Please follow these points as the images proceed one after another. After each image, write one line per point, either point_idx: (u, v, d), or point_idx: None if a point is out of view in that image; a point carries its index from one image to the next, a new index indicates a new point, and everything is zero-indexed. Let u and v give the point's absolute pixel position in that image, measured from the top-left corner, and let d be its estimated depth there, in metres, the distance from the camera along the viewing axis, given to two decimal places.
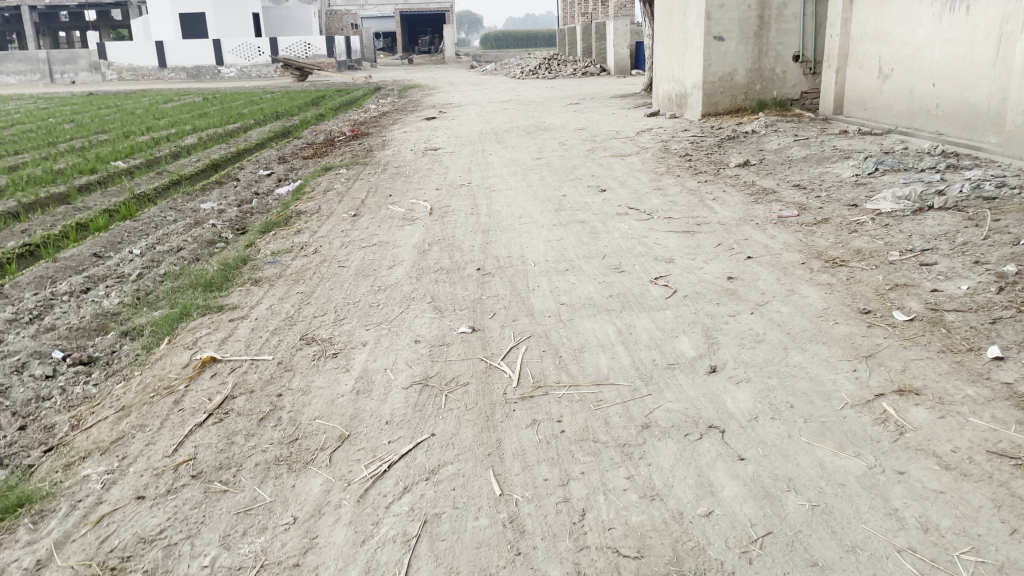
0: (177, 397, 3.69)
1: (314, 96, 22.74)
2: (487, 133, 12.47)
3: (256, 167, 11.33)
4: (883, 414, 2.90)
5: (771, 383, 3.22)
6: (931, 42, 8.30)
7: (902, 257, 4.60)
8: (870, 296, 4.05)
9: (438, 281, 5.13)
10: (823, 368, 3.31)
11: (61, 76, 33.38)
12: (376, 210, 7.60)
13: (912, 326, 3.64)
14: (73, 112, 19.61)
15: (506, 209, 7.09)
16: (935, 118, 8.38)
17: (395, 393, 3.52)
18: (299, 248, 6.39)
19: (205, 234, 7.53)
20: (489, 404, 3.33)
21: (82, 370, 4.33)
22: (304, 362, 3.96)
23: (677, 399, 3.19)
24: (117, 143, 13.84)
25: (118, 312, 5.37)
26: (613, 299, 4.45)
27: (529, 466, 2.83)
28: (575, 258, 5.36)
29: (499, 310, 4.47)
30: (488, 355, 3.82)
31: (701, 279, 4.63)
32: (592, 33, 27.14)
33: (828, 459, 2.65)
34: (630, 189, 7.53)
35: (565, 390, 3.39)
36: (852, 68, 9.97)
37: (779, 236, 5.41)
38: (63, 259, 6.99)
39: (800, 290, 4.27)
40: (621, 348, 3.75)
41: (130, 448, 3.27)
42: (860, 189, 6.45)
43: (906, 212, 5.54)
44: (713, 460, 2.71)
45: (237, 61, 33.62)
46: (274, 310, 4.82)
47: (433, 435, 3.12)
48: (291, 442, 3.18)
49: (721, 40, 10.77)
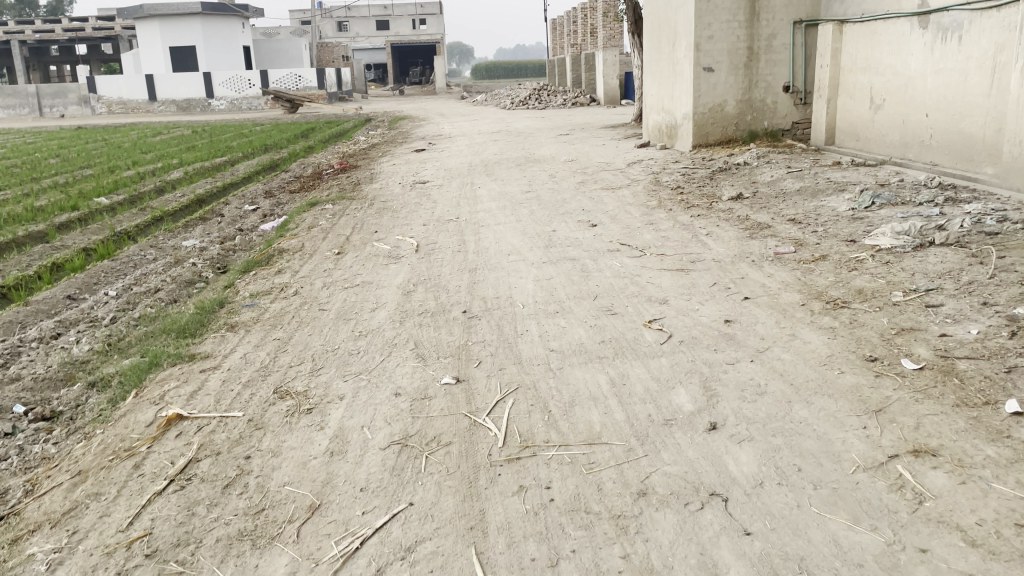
0: (137, 460, 3.43)
1: (304, 128, 22.64)
2: (477, 165, 12.32)
3: (241, 202, 11.12)
4: (898, 479, 2.68)
5: (776, 442, 2.99)
6: (923, 71, 8.20)
7: (906, 298, 4.40)
8: (876, 342, 3.84)
9: (423, 325, 4.90)
10: (830, 425, 3.08)
11: (51, 110, 33.56)
12: (361, 247, 7.40)
13: (923, 375, 3.43)
14: (60, 146, 19.42)
15: (494, 246, 6.89)
16: (929, 148, 8.24)
17: (372, 454, 3.28)
18: (280, 289, 6.16)
19: (184, 273, 7.30)
20: (472, 468, 3.09)
21: (43, 426, 4.07)
22: (276, 419, 3.71)
23: (675, 461, 2.96)
24: (101, 178, 13.61)
25: (87, 360, 5.11)
26: (604, 345, 4.22)
27: (514, 543, 2.59)
28: (566, 298, 5.15)
29: (485, 358, 4.24)
30: (472, 411, 3.58)
31: (697, 323, 4.41)
32: (581, 63, 27.22)
33: (842, 534, 2.42)
34: (621, 223, 7.35)
35: (554, 450, 3.15)
36: (843, 98, 9.87)
37: (776, 274, 5.22)
38: (35, 302, 6.74)
39: (801, 334, 4.06)
40: (614, 401, 3.51)
41: (82, 521, 3.02)
42: (857, 223, 6.28)
43: (906, 248, 5.35)
44: (716, 536, 2.48)
45: (228, 94, 33.48)
46: (249, 359, 4.57)
47: (410, 504, 2.88)
48: (256, 513, 2.94)
49: (711, 71, 10.68)
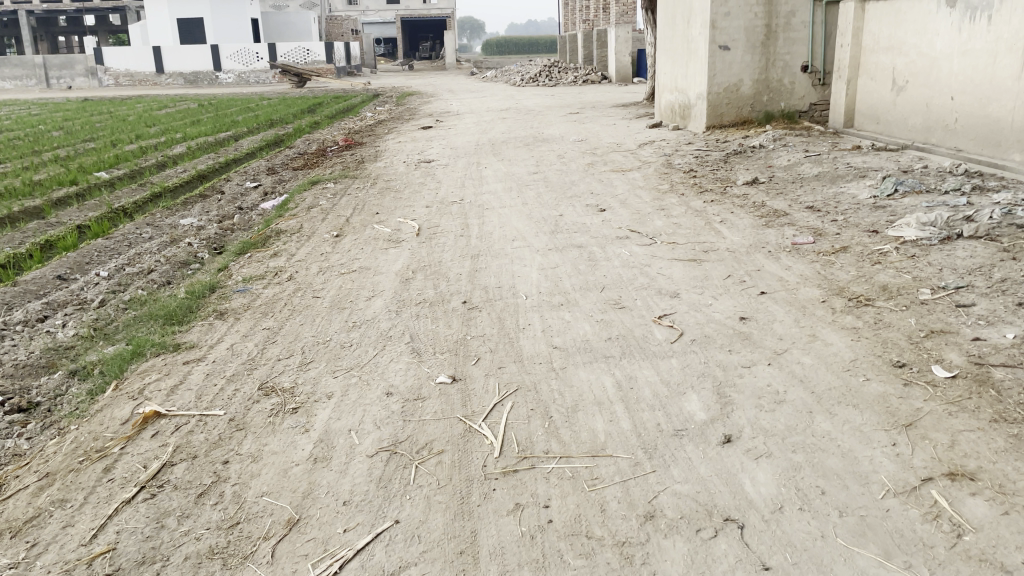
0: (109, 463, 3.21)
1: (312, 103, 22.27)
2: (484, 144, 12.01)
3: (242, 179, 10.86)
4: (934, 506, 2.43)
5: (797, 459, 2.74)
6: (950, 52, 7.82)
7: (935, 296, 4.12)
8: (903, 346, 3.56)
9: (420, 317, 4.64)
10: (856, 440, 2.82)
11: (58, 81, 33.23)
12: (360, 230, 7.15)
13: (956, 385, 3.16)
14: (65, 118, 19.17)
15: (499, 230, 6.62)
16: (954, 133, 7.90)
17: (357, 462, 3.04)
18: (274, 273, 5.92)
19: (179, 254, 7.06)
20: (464, 482, 2.85)
21: (18, 419, 3.82)
22: (258, 419, 3.47)
23: (686, 479, 2.71)
24: (104, 152, 13.34)
25: (71, 345, 4.87)
26: (612, 344, 3.96)
27: (507, 572, 2.36)
28: (571, 290, 4.88)
29: (484, 355, 3.98)
30: (468, 415, 3.33)
31: (710, 320, 4.15)
32: (593, 39, 26.68)
33: (873, 572, 2.18)
34: (631, 208, 7.07)
35: (554, 463, 2.90)
36: (864, 79, 9.49)
37: (794, 266, 4.94)
38: (25, 283, 6.51)
39: (822, 335, 3.78)
40: (620, 408, 3.26)
41: (44, 531, 2.80)
42: (880, 212, 5.98)
43: (933, 241, 5.06)
44: (730, 569, 2.25)
45: (235, 67, 33.15)
46: (235, 351, 4.33)
47: (395, 522, 2.65)
48: (229, 528, 2.71)
49: (727, 49, 10.30)
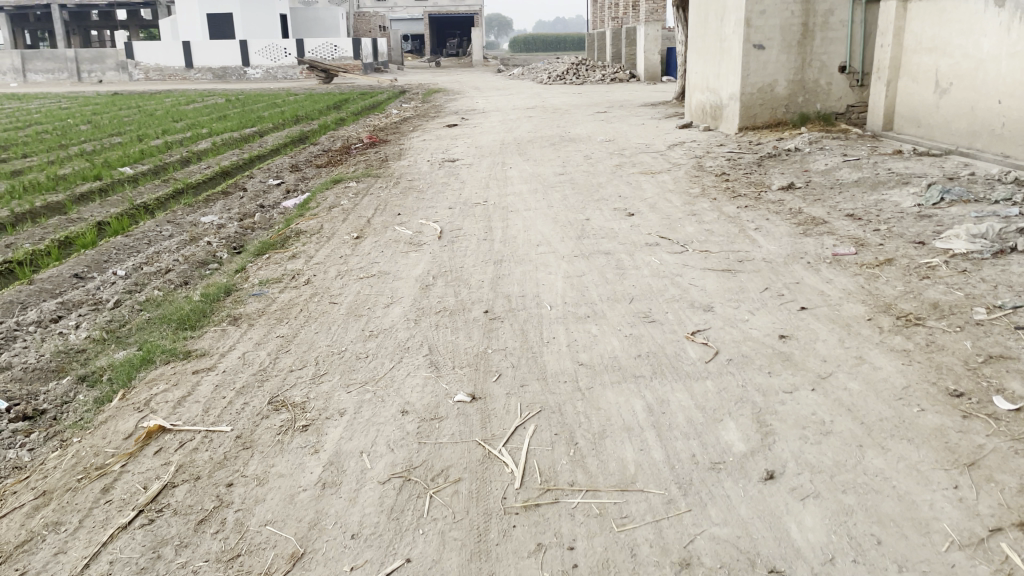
0: (109, 483, 3.03)
1: (338, 100, 22.19)
2: (510, 143, 11.78)
3: (265, 176, 10.73)
4: (1005, 563, 2.19)
5: (848, 502, 2.49)
6: (998, 54, 7.47)
7: (991, 317, 3.84)
8: (959, 372, 3.29)
9: (439, 327, 4.44)
10: (913, 481, 2.57)
11: (89, 75, 33.62)
12: (381, 231, 6.96)
13: (1021, 418, 2.90)
14: (94, 112, 19.24)
15: (523, 235, 6.40)
16: (1000, 138, 7.56)
17: (368, 490, 2.84)
18: (291, 277, 5.74)
19: (197, 253, 6.92)
20: (483, 516, 2.63)
21: (21, 428, 3.66)
22: (266, 437, 3.28)
23: (724, 521, 2.47)
24: (129, 147, 13.27)
25: (82, 348, 4.72)
26: (642, 361, 3.72)
27: None
28: (598, 300, 4.65)
29: (506, 371, 3.76)
30: (487, 439, 3.11)
31: (747, 337, 3.90)
32: (621, 38, 26.36)
33: None
34: (661, 212, 6.82)
35: (579, 497, 2.67)
36: (904, 80, 9.13)
37: (836, 279, 4.67)
38: (41, 281, 6.39)
39: (870, 358, 3.52)
40: (652, 436, 3.02)
41: (35, 558, 2.63)
42: (925, 222, 5.67)
43: (985, 254, 4.77)
44: None
45: (263, 62, 33.24)
46: (247, 360, 4.15)
47: (407, 561, 2.44)
48: (230, 560, 2.53)
49: (762, 49, 9.99)
